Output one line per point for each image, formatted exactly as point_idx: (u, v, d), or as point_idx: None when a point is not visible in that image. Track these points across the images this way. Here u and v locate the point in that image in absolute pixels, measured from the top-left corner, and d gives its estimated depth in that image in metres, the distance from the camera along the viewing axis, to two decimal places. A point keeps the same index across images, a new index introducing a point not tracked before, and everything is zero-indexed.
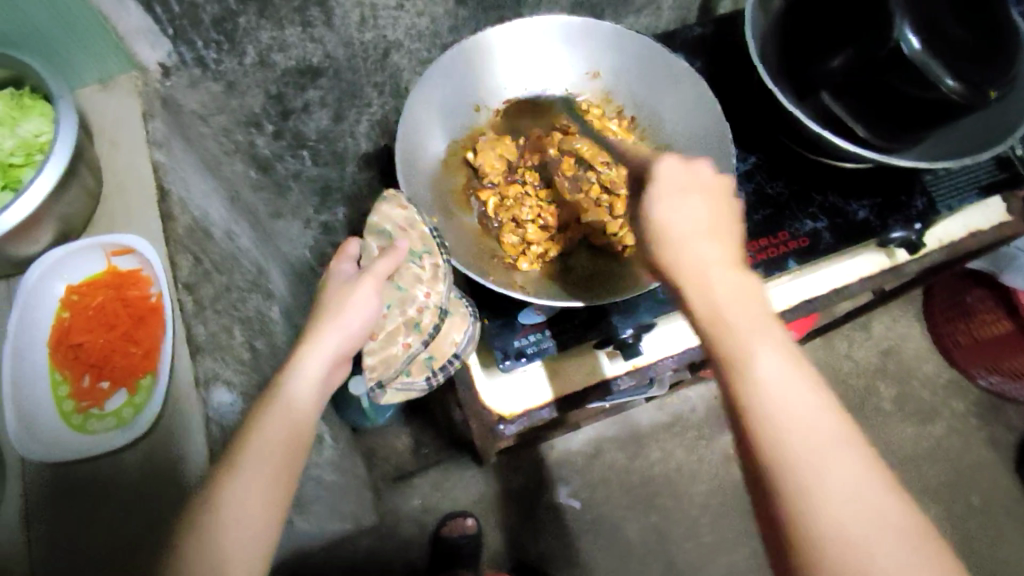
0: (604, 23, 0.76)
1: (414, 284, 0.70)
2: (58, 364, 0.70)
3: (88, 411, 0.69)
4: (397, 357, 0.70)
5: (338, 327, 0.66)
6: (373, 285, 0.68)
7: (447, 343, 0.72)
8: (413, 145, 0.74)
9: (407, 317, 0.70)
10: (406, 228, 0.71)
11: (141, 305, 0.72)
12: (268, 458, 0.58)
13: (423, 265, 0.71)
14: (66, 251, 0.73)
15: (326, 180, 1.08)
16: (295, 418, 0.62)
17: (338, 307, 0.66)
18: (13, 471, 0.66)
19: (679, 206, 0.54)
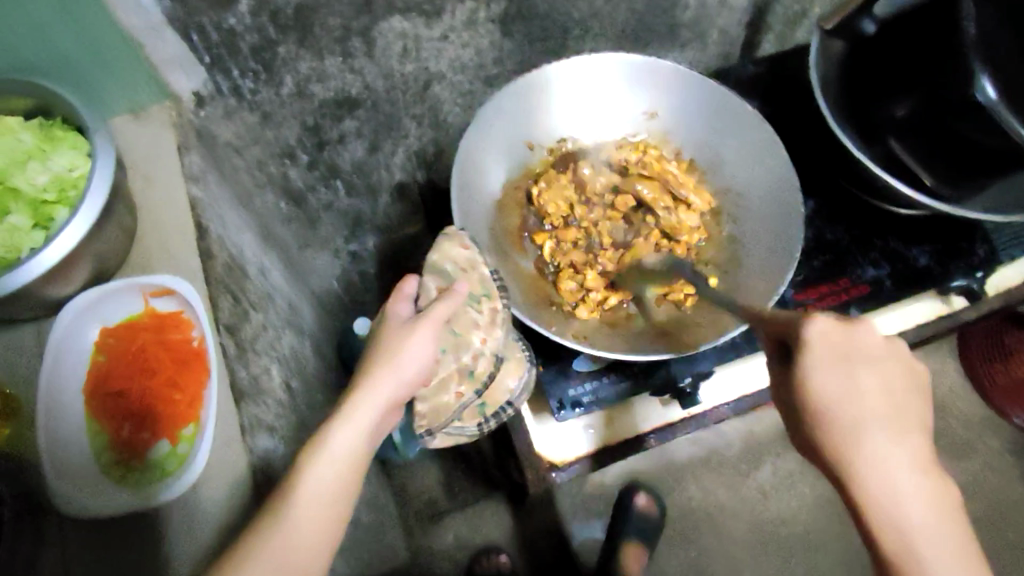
0: (664, 63, 0.74)
1: (470, 329, 0.67)
2: (95, 415, 0.66)
3: (128, 466, 0.65)
4: (448, 408, 0.66)
5: (395, 374, 0.61)
6: (432, 329, 0.63)
7: (501, 391, 0.71)
8: (472, 183, 0.72)
9: (461, 365, 0.66)
10: (467, 269, 0.68)
11: (184, 350, 0.68)
12: (309, 535, 0.53)
13: (481, 310, 0.67)
14: (102, 293, 0.69)
15: (357, 211, 1.07)
16: (343, 464, 0.57)
17: (394, 351, 0.62)
18: (46, 532, 0.61)
19: (836, 376, 0.51)
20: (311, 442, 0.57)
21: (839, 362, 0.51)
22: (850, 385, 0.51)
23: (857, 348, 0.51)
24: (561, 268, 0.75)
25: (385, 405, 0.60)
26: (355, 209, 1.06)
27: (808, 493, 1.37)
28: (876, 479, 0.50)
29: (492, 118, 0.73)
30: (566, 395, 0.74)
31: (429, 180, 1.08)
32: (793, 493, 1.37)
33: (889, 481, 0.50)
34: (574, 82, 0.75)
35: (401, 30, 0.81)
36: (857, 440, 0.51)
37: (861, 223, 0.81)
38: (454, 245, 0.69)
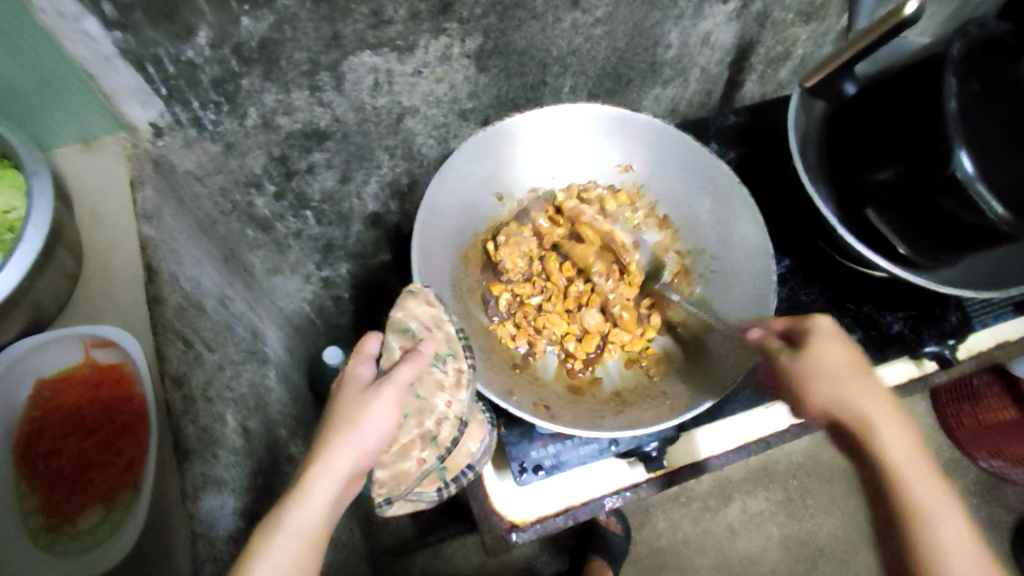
0: (641, 116, 0.73)
1: (435, 392, 0.62)
2: (25, 475, 0.63)
3: (58, 530, 0.62)
4: (408, 475, 0.61)
5: (353, 447, 0.56)
6: (395, 396, 0.58)
7: (463, 454, 0.66)
8: (437, 236, 0.70)
9: (424, 428, 0.62)
10: (431, 328, 0.64)
11: (126, 410, 0.66)
12: None
13: (447, 371, 0.63)
14: (33, 345, 0.66)
15: (329, 238, 1.01)
16: (297, 549, 0.52)
17: (352, 421, 0.57)
18: None
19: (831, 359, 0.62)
20: (262, 527, 0.53)
21: (833, 341, 0.62)
22: (843, 360, 0.62)
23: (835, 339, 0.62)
24: (521, 327, 0.73)
25: (350, 476, 0.56)
26: (328, 236, 0.99)
27: (775, 533, 1.36)
28: (879, 421, 0.60)
29: (463, 170, 0.71)
30: (525, 461, 0.71)
31: (403, 210, 1.05)
32: (761, 532, 1.36)
33: (888, 429, 0.60)
34: (547, 132, 0.74)
35: (373, 64, 0.76)
36: (865, 395, 0.61)
37: (836, 285, 0.80)
38: (418, 303, 0.66)
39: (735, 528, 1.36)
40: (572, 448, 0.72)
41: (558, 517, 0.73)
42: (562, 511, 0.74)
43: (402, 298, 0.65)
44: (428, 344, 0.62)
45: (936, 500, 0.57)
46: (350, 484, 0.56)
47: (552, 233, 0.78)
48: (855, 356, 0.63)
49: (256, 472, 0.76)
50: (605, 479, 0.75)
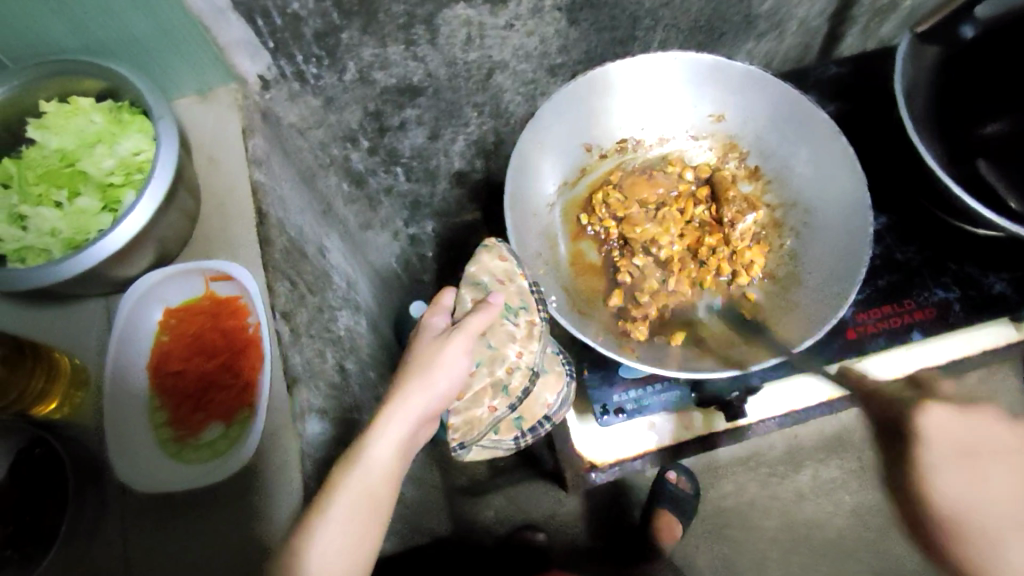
0: (734, 63, 0.72)
1: (506, 343, 0.67)
2: (155, 389, 0.70)
3: (184, 441, 0.68)
4: (480, 421, 0.67)
5: (427, 391, 0.61)
6: (465, 343, 0.63)
7: (540, 405, 0.72)
8: (526, 186, 0.73)
9: (495, 377, 0.67)
10: (504, 282, 0.69)
11: (239, 337, 0.71)
12: (338, 556, 0.55)
13: (518, 323, 0.68)
14: (162, 277, 0.72)
15: (416, 196, 1.07)
16: (374, 482, 0.58)
17: (429, 366, 0.61)
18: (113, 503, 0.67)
19: (988, 472, 0.57)
20: (346, 459, 0.58)
21: (958, 455, 0.57)
22: (982, 483, 0.56)
23: (968, 437, 0.57)
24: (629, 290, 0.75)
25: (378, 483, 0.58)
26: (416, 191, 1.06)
27: (846, 502, 1.36)
28: (939, 477, 0.57)
29: (555, 121, 0.73)
30: (606, 402, 0.75)
31: (488, 167, 1.07)
32: (831, 499, 1.35)
33: (963, 471, 0.57)
34: (636, 82, 0.74)
35: (466, 17, 0.78)
36: (947, 466, 0.57)
37: (933, 245, 0.79)
38: (493, 257, 0.71)
39: (806, 491, 1.35)
40: (652, 392, 0.75)
41: (635, 461, 0.77)
42: (640, 456, 0.77)
43: (479, 258, 0.70)
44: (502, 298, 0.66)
45: (995, 540, 0.54)
46: (393, 475, 0.59)
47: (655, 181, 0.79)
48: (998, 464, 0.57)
49: (350, 407, 0.82)
50: (685, 424, 0.77)
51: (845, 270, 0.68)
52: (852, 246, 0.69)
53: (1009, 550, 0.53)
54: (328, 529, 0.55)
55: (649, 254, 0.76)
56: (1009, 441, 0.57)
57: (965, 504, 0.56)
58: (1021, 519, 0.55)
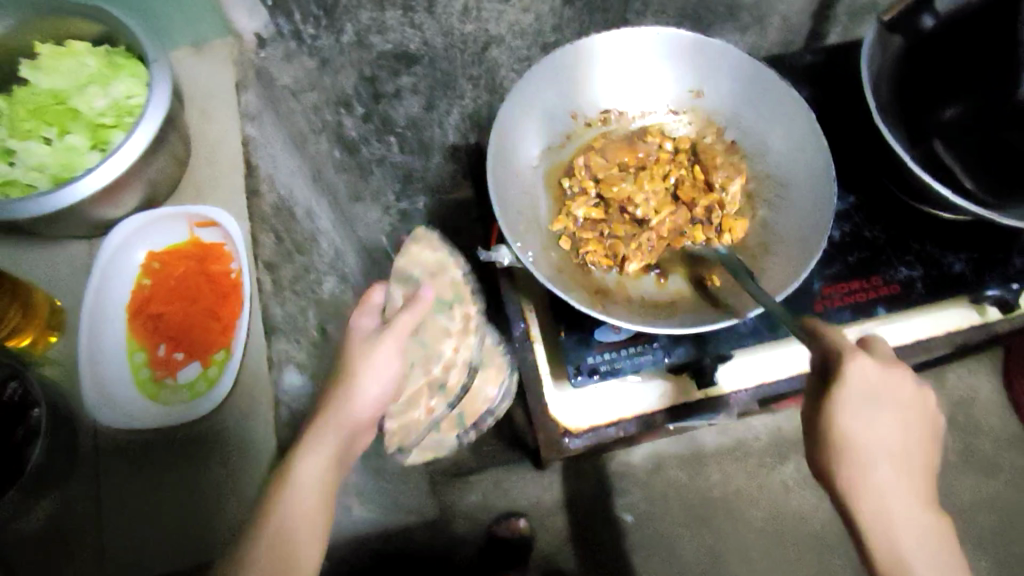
0: (711, 41, 0.75)
1: (437, 341, 0.88)
2: (135, 330, 0.69)
3: (162, 381, 0.68)
4: (419, 420, 0.87)
5: (361, 389, 0.69)
6: (394, 347, 0.73)
7: (481, 399, 0.94)
8: (509, 146, 0.74)
9: (429, 378, 0.87)
10: (435, 272, 0.93)
11: (223, 282, 0.71)
12: (298, 544, 0.59)
13: (449, 318, 0.90)
14: (146, 221, 0.73)
15: (408, 167, 1.09)
16: (323, 476, 0.62)
17: (359, 370, 0.69)
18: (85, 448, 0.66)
19: (869, 416, 0.54)
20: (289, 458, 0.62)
21: (870, 400, 0.53)
22: (880, 426, 0.54)
23: (886, 389, 0.53)
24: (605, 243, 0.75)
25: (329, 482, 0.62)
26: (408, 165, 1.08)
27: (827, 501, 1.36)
28: (853, 418, 0.54)
29: (536, 86, 0.74)
30: (581, 363, 0.76)
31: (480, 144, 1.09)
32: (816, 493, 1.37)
33: (861, 414, 0.53)
34: (619, 53, 0.76)
35: None
36: (865, 414, 0.53)
37: (898, 224, 0.81)
38: (423, 245, 0.96)
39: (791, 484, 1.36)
40: (626, 356, 0.76)
41: (609, 427, 0.79)
42: (613, 423, 0.79)
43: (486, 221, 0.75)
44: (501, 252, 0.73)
45: (880, 484, 0.55)
46: (337, 469, 0.64)
47: (637, 151, 0.81)
48: (893, 408, 0.55)
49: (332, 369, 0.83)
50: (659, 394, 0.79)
51: (813, 235, 0.69)
52: (816, 217, 0.70)
53: (891, 499, 0.55)
54: (287, 516, 0.58)
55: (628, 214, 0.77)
56: (895, 376, 0.53)
57: (863, 447, 0.54)
58: (897, 454, 0.55)
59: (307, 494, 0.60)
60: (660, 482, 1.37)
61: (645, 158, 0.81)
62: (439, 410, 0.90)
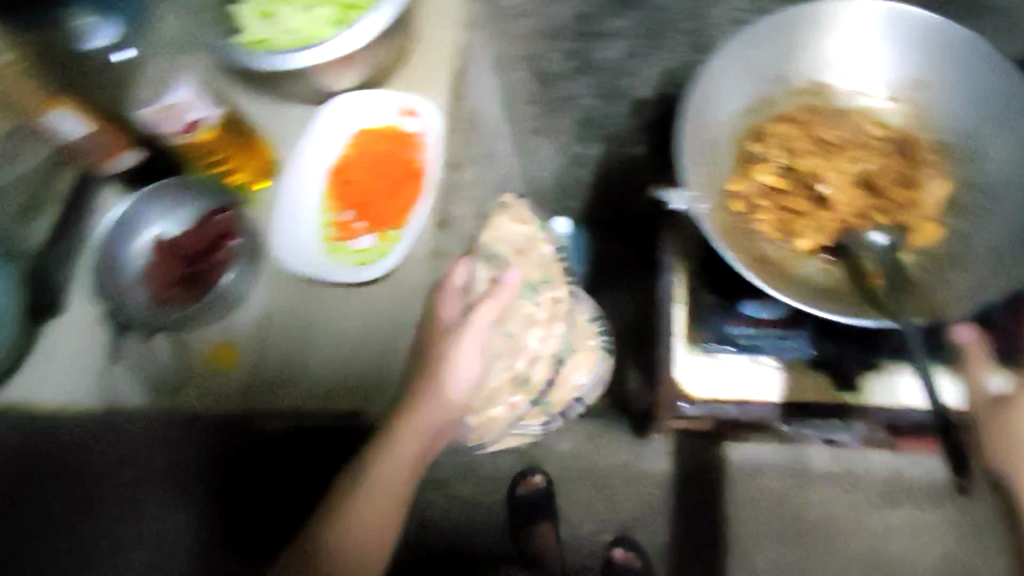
0: (961, 31, 0.68)
1: (527, 323, 0.94)
2: (329, 192, 0.76)
3: (340, 242, 0.75)
4: (497, 419, 0.91)
5: (429, 407, 0.71)
6: (484, 328, 0.74)
7: (570, 386, 1.02)
8: (712, 94, 0.73)
9: (514, 369, 0.91)
10: (523, 246, 1.00)
11: (411, 167, 0.77)
12: (395, 487, 0.72)
13: (537, 303, 0.95)
14: (359, 97, 0.78)
15: (596, 112, 1.14)
16: (410, 451, 0.72)
17: (436, 381, 0.72)
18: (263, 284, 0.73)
19: None
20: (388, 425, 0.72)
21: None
22: None
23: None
24: (778, 212, 0.75)
25: (379, 531, 0.72)
26: (596, 110, 1.13)
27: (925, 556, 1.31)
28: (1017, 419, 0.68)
29: (753, 44, 0.72)
30: (719, 328, 0.78)
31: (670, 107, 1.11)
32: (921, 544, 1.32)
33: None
34: (855, 25, 0.72)
35: None
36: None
37: None
38: (504, 219, 1.01)
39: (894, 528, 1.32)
40: (767, 334, 0.76)
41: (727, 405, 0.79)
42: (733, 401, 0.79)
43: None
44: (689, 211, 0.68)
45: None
46: (432, 440, 0.74)
47: (837, 130, 0.78)
48: None
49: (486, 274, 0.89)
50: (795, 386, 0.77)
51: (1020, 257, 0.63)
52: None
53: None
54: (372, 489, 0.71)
55: (811, 188, 0.76)
56: None
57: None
58: None
59: (407, 454, 0.71)
60: (753, 487, 1.37)
61: (844, 137, 0.78)
62: (522, 407, 0.93)
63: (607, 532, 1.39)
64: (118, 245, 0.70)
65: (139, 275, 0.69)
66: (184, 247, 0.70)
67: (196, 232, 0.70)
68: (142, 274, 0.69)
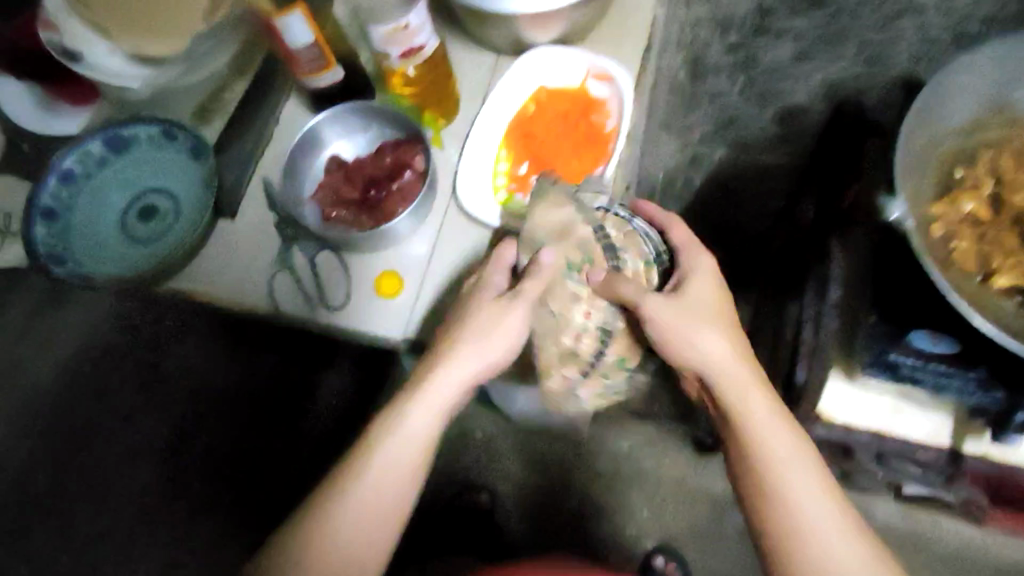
0: None
1: (568, 307, 0.65)
2: (508, 142, 0.75)
3: (512, 194, 0.74)
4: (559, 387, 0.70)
5: (469, 361, 0.60)
6: (525, 311, 0.61)
7: (636, 334, 0.67)
8: (953, 97, 0.66)
9: (559, 350, 0.66)
10: (562, 237, 0.65)
11: (595, 133, 0.74)
12: (386, 496, 0.57)
13: (580, 281, 0.64)
14: (551, 52, 0.76)
15: (735, 113, 1.11)
16: (424, 437, 0.59)
17: (470, 340, 0.60)
18: (430, 227, 0.73)
19: None
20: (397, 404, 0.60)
21: None
22: None
23: None
24: (977, 243, 0.66)
25: (360, 554, 0.56)
26: (737, 110, 1.10)
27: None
28: None
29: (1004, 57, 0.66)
30: (880, 356, 0.71)
31: (818, 119, 1.08)
32: None
33: None
34: None
35: None
36: None
37: None
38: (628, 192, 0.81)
39: None
40: (932, 371, 0.69)
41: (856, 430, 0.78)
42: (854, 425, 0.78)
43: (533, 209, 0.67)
44: (682, 261, 0.65)
45: None
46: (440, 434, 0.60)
47: None
48: None
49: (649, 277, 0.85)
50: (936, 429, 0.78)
51: None
52: None
53: None
54: (360, 493, 0.56)
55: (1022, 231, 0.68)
56: None
57: None
58: None
59: (414, 437, 0.58)
60: None
61: None
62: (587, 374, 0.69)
63: (649, 538, 1.20)
64: (305, 156, 0.75)
65: (321, 192, 0.74)
66: (367, 173, 0.74)
67: (382, 162, 0.74)
68: (326, 193, 0.74)
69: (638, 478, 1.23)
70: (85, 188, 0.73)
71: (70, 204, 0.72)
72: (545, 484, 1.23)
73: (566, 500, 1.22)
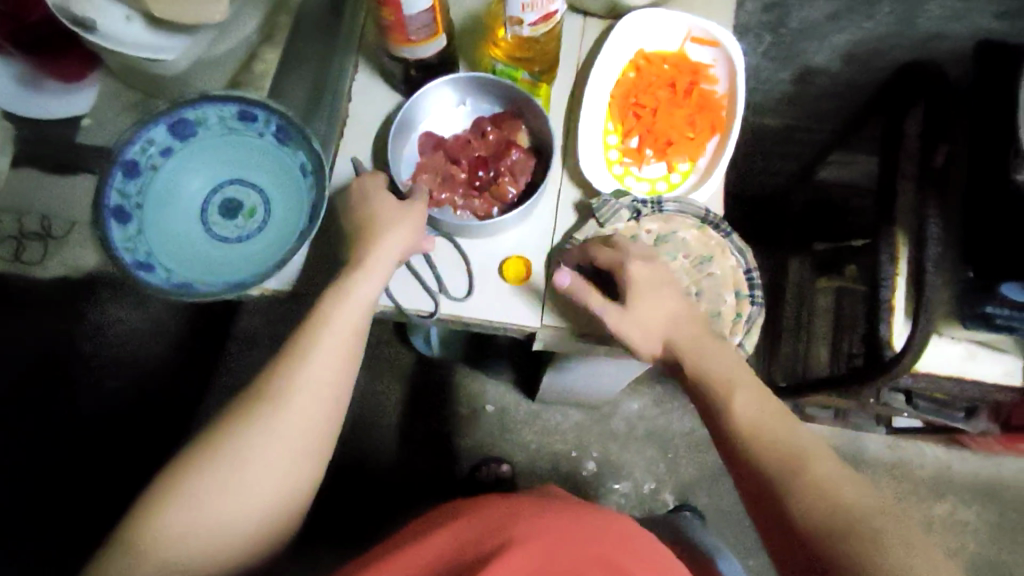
0: None
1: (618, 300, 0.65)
2: (615, 113, 0.72)
3: (627, 168, 0.72)
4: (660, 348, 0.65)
5: (360, 290, 0.58)
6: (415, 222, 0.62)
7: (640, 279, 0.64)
8: None
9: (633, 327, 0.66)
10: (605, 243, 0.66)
11: (708, 102, 0.72)
12: (275, 468, 0.51)
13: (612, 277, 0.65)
14: (652, 16, 0.72)
15: (752, 73, 1.08)
16: (327, 376, 0.54)
17: (372, 239, 0.60)
18: (546, 205, 0.69)
19: None
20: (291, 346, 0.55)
21: None
22: None
23: None
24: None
25: (279, 497, 0.51)
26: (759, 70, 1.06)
27: (971, 548, 1.28)
28: None
29: None
30: (976, 308, 0.79)
31: (838, 78, 1.06)
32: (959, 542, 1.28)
33: None
34: None
35: None
36: None
37: None
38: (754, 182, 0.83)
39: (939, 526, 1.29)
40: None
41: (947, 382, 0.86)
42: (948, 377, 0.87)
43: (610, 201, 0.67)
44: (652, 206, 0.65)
45: None
46: (336, 394, 0.55)
47: None
48: None
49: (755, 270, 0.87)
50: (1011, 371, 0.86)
51: None
52: None
53: None
54: (263, 444, 0.51)
55: None
56: None
57: None
58: None
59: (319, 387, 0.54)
60: None
61: None
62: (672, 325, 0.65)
63: (665, 492, 1.29)
64: (399, 136, 0.69)
65: (423, 173, 0.68)
66: (473, 154, 0.70)
67: (488, 142, 0.70)
68: (428, 175, 0.68)
69: (650, 435, 1.31)
70: (152, 182, 0.63)
71: (139, 206, 0.62)
72: (563, 447, 1.30)
73: (584, 463, 1.29)
